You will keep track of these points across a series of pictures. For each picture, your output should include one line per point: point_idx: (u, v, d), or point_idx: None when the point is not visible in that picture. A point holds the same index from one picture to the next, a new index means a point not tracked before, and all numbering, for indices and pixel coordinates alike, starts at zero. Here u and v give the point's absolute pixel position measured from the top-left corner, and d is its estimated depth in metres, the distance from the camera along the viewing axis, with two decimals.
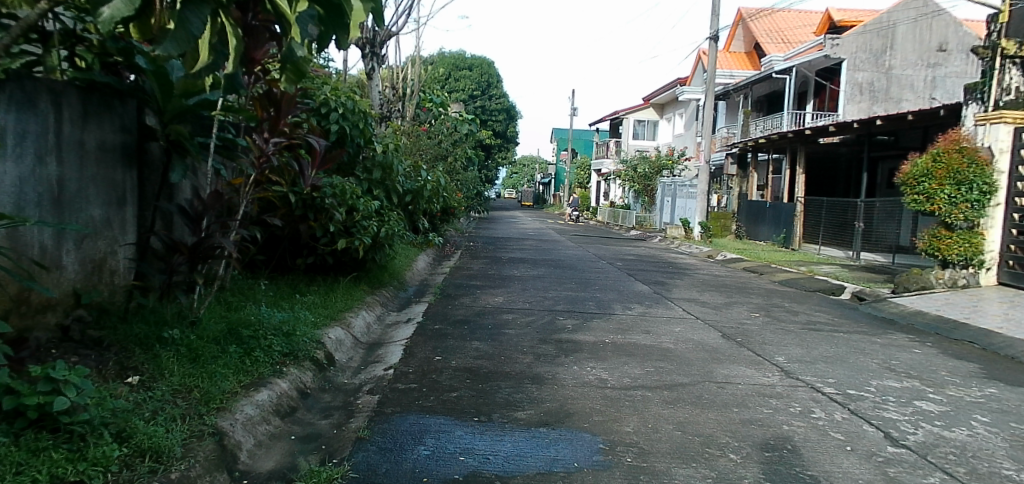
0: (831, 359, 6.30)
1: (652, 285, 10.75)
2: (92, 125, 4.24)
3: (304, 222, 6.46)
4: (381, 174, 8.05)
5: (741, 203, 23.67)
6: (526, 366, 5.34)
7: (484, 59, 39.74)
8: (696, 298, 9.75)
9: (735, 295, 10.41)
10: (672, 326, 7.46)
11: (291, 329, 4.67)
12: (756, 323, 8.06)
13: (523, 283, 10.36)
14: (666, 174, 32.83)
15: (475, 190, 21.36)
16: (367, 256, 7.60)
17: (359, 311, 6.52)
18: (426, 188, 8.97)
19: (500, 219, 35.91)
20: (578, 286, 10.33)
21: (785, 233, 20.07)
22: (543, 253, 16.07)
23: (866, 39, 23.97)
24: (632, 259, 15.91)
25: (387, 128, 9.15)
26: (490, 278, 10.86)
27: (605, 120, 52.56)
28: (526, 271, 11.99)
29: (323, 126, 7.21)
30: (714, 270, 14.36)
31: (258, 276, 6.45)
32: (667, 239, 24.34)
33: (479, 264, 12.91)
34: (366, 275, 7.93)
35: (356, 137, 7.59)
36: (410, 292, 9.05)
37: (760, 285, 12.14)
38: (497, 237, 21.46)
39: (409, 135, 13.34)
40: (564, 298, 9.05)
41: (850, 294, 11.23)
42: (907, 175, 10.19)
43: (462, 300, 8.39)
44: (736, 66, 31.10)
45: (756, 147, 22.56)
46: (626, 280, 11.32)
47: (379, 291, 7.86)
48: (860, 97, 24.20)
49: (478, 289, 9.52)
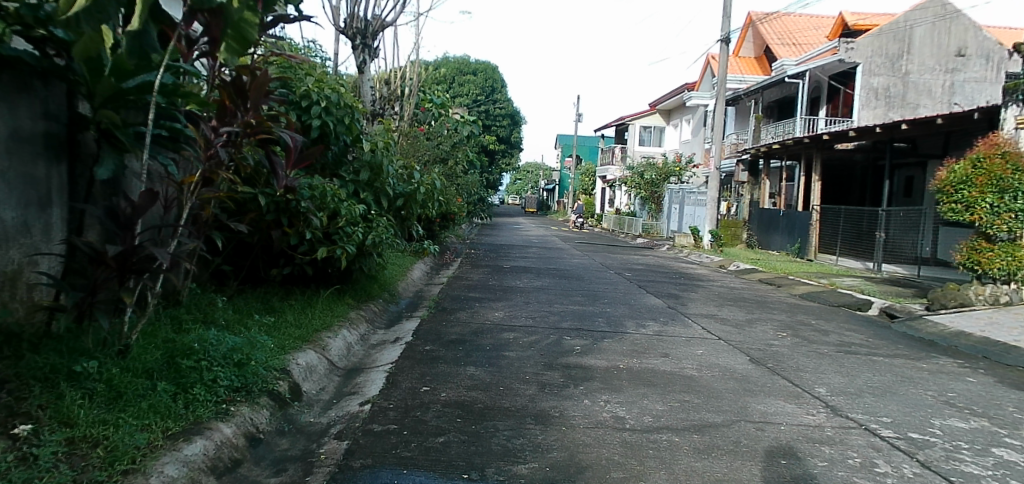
0: (879, 391, 5.49)
1: (665, 299, 9.96)
2: (2, 109, 3.47)
3: (277, 228, 5.68)
4: (369, 176, 7.30)
5: (753, 211, 22.86)
6: (528, 400, 4.54)
7: (489, 63, 39.18)
8: (715, 314, 8.94)
9: (755, 310, 9.60)
10: (694, 348, 6.65)
11: (245, 358, 3.91)
12: (785, 344, 7.26)
13: (526, 295, 9.58)
14: (674, 181, 32.08)
15: (477, 196, 20.62)
16: (352, 265, 6.84)
17: (340, 329, 5.77)
18: (421, 191, 7.99)
19: (503, 226, 35.14)
20: (586, 299, 9.53)
21: (799, 243, 19.21)
22: (548, 262, 15.29)
23: (882, 43, 23.17)
24: (640, 269, 15.16)
25: (380, 126, 8.39)
26: (491, 289, 10.08)
27: (610, 126, 51.94)
28: (529, 282, 11.21)
29: (303, 121, 6.51)
30: (728, 282, 13.54)
31: (225, 288, 5.68)
32: (675, 248, 23.54)
33: (480, 274, 12.13)
34: (352, 287, 7.16)
35: (341, 134, 6.87)
36: (402, 306, 8.25)
37: (780, 299, 11.32)
38: (500, 244, 20.72)
39: (406, 136, 12.61)
40: (571, 314, 8.26)
41: (879, 309, 10.43)
42: (945, 182, 9.45)
43: (458, 315, 7.61)
44: (746, 71, 30.34)
45: (768, 153, 21.76)
46: (637, 293, 10.54)
47: (366, 305, 7.09)
48: (875, 102, 23.43)
49: (477, 302, 8.74)
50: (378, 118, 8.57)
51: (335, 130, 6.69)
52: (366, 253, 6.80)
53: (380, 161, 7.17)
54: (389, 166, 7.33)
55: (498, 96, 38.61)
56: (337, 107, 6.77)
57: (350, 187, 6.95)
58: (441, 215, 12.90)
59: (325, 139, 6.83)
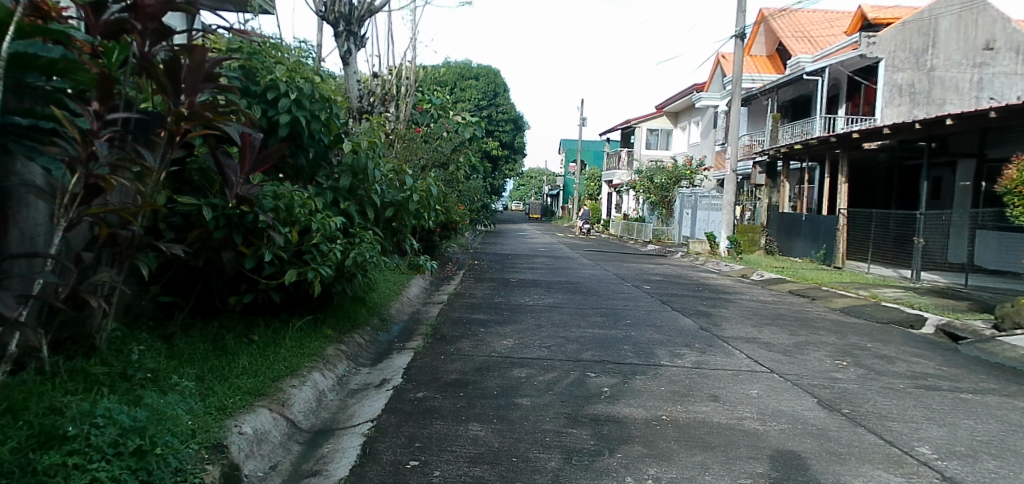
0: (997, 449, 4.30)
1: (696, 319, 8.75)
2: None
3: (230, 248, 4.50)
4: (352, 182, 6.12)
5: (771, 215, 21.64)
6: (551, 479, 3.36)
7: (490, 67, 38.21)
8: (756, 338, 7.73)
9: (800, 332, 8.38)
10: (746, 387, 5.46)
11: (153, 440, 2.71)
12: (851, 379, 6.07)
13: (537, 316, 8.37)
14: (685, 185, 30.88)
15: (479, 204, 19.49)
16: (332, 288, 5.68)
17: (311, 372, 4.62)
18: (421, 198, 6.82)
19: (507, 233, 33.91)
20: (607, 320, 8.32)
21: (825, 249, 17.99)
22: (559, 273, 14.08)
23: (907, 37, 22.16)
24: (658, 280, 13.98)
25: (365, 124, 7.19)
26: (498, 309, 8.86)
27: (617, 129, 50.84)
28: (539, 299, 9.99)
29: (269, 116, 5.38)
30: (757, 294, 12.31)
31: (165, 326, 4.50)
32: (690, 255, 22.33)
33: (484, 289, 10.96)
34: (334, 314, 6.01)
35: (317, 133, 5.70)
36: (394, 334, 7.06)
37: (821, 316, 10.08)
38: (505, 254, 19.53)
39: (401, 138, 11.49)
40: (593, 341, 7.05)
41: (935, 327, 9.24)
42: (1014, 181, 8.31)
43: (459, 345, 6.42)
44: (759, 70, 29.16)
45: (788, 155, 20.55)
46: (663, 312, 9.31)
47: (350, 337, 5.91)
48: (900, 99, 22.37)
49: (482, 326, 7.57)
50: (370, 118, 7.38)
51: (307, 129, 5.50)
52: (347, 275, 5.64)
53: (369, 165, 5.97)
54: (377, 171, 6.11)
55: (501, 101, 37.57)
56: (311, 100, 5.61)
57: (328, 196, 5.77)
58: (439, 224, 11.76)
59: (295, 139, 5.68)
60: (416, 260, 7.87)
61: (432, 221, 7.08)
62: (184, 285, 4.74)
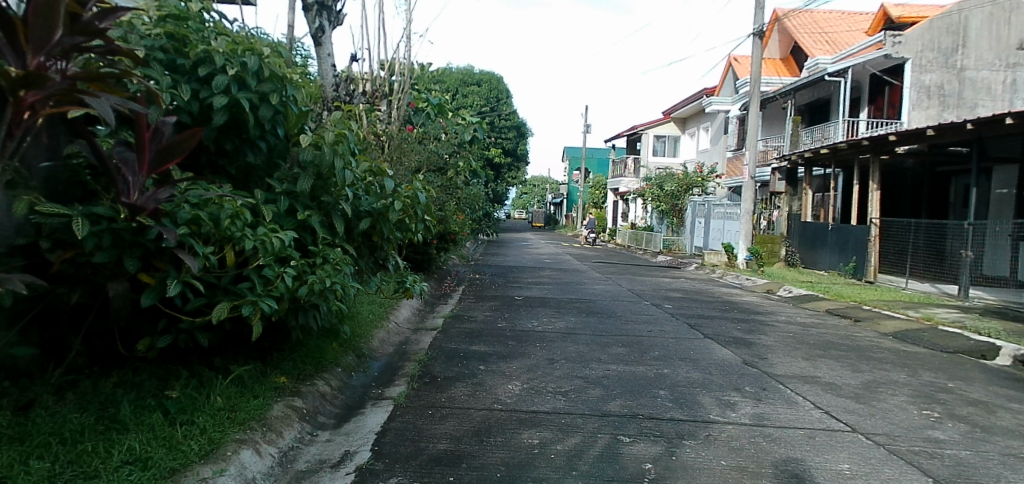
0: None
1: (736, 351, 7.36)
2: None
3: (123, 278, 3.17)
4: (316, 184, 4.75)
5: (793, 225, 20.29)
6: None
7: (493, 73, 37.05)
8: (815, 378, 6.35)
9: (863, 367, 6.99)
10: (831, 459, 4.10)
11: None
12: (957, 440, 4.72)
13: (547, 347, 7.01)
14: (696, 193, 29.51)
15: (480, 212, 18.16)
16: (286, 323, 4.37)
17: (238, 450, 3.28)
18: (410, 205, 5.44)
19: (511, 244, 32.51)
20: (631, 354, 6.93)
21: (854, 262, 16.65)
22: (568, 290, 12.74)
23: (934, 36, 20.93)
24: (678, 297, 12.63)
25: (341, 112, 5.81)
26: (503, 337, 7.49)
27: (622, 136, 49.59)
28: (548, 324, 8.61)
29: (200, 99, 4.08)
30: (792, 316, 10.93)
31: (32, 391, 3.17)
32: (705, 267, 20.97)
33: (484, 310, 9.62)
34: (292, 356, 4.70)
35: (268, 120, 4.38)
36: (373, 374, 5.70)
37: (875, 343, 8.69)
38: (508, 266, 18.20)
39: (390, 138, 10.17)
40: (618, 383, 5.69)
41: (1013, 359, 7.86)
42: None
43: (452, 393, 5.08)
44: (774, 72, 27.88)
45: (811, 161, 19.25)
46: (694, 340, 7.93)
47: (310, 385, 4.57)
48: (928, 102, 21.06)
49: (483, 362, 6.21)
50: (347, 108, 5.99)
51: (251, 117, 4.20)
52: (307, 306, 4.33)
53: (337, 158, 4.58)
54: (350, 170, 4.70)
55: (504, 107, 36.31)
56: (258, 79, 4.29)
57: (286, 202, 4.44)
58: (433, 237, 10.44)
59: (240, 128, 4.39)
60: (400, 285, 6.53)
61: (428, 233, 5.71)
62: (69, 325, 3.41)
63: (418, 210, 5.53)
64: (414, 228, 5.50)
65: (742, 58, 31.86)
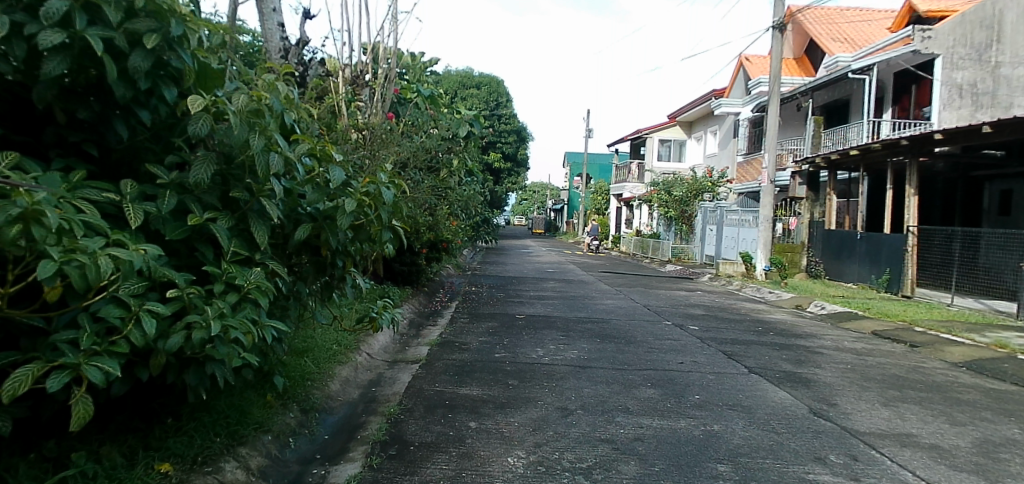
0: None
1: (796, 394, 5.88)
2: None
3: None
4: (223, 178, 3.20)
5: (815, 233, 18.83)
6: None
7: (493, 76, 35.85)
8: (912, 436, 4.82)
9: (960, 417, 5.48)
10: None
11: None
12: None
13: (557, 390, 5.52)
14: (707, 198, 28.05)
15: (478, 219, 16.71)
16: (168, 382, 2.87)
17: None
18: (375, 218, 3.87)
19: (512, 251, 31.08)
20: (665, 399, 5.41)
21: (889, 274, 15.19)
22: (577, 306, 11.25)
23: (966, 31, 19.58)
24: (700, 315, 11.19)
25: (282, 78, 4.24)
26: (501, 375, 5.96)
27: (626, 141, 48.17)
28: (555, 353, 7.09)
29: (25, 33, 2.55)
30: (837, 340, 9.44)
31: None
32: (719, 278, 19.52)
33: (480, 333, 8.14)
34: (190, 429, 3.19)
35: (144, 76, 2.86)
36: (322, 438, 4.19)
37: (953, 379, 7.17)
38: (509, 277, 16.76)
39: (369, 133, 8.73)
40: (657, 451, 4.14)
41: None
42: None
43: (429, 474, 3.55)
44: (788, 72, 26.44)
45: (835, 163, 17.75)
46: (737, 377, 6.40)
47: (206, 475, 3.05)
48: (959, 102, 19.66)
49: (473, 415, 4.69)
50: (295, 78, 4.45)
51: (108, 67, 2.66)
52: (199, 359, 2.80)
53: (253, 136, 3.05)
54: (277, 158, 3.16)
55: (504, 111, 34.95)
56: (126, 10, 2.76)
57: (173, 200, 2.89)
58: (418, 249, 9.00)
59: (104, 85, 2.86)
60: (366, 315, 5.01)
61: (405, 248, 4.19)
62: None
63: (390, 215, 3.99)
64: (383, 241, 3.98)
65: (754, 57, 30.41)
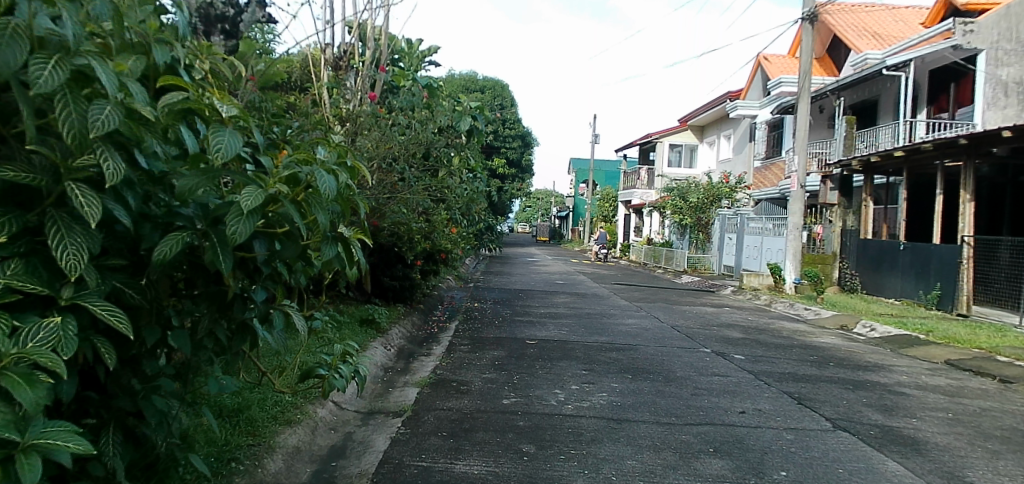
0: None
1: (912, 465, 4.34)
2: None
3: None
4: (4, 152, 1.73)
5: (849, 242, 17.24)
6: None
7: (497, 80, 34.60)
8: None
9: None
10: None
11: None
12: None
13: (589, 464, 3.97)
14: (724, 205, 26.50)
15: (480, 227, 15.19)
16: None
17: None
18: (299, 229, 2.32)
19: (517, 261, 29.58)
20: (742, 479, 3.86)
21: (939, 289, 13.60)
22: (595, 328, 9.70)
23: (1011, 24, 18.01)
24: (737, 338, 9.64)
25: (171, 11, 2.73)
26: (511, 437, 4.43)
27: (634, 146, 46.64)
28: (579, 399, 5.53)
29: None
30: (912, 373, 7.86)
31: None
32: (744, 292, 17.96)
33: (483, 366, 6.61)
34: None
35: None
36: None
37: None
38: (515, 290, 15.20)
39: (351, 124, 7.34)
40: None
41: None
42: None
43: None
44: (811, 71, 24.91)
45: (872, 167, 16.19)
46: (822, 437, 4.85)
47: None
48: (1005, 100, 17.98)
49: None
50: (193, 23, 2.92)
51: None
52: None
53: (43, 67, 1.58)
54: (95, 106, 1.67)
55: (509, 114, 33.62)
56: None
57: None
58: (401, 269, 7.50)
59: None
60: (308, 373, 3.18)
61: (364, 272, 2.68)
62: None
63: (337, 216, 2.50)
64: (325, 260, 2.47)
65: (773, 57, 28.84)
